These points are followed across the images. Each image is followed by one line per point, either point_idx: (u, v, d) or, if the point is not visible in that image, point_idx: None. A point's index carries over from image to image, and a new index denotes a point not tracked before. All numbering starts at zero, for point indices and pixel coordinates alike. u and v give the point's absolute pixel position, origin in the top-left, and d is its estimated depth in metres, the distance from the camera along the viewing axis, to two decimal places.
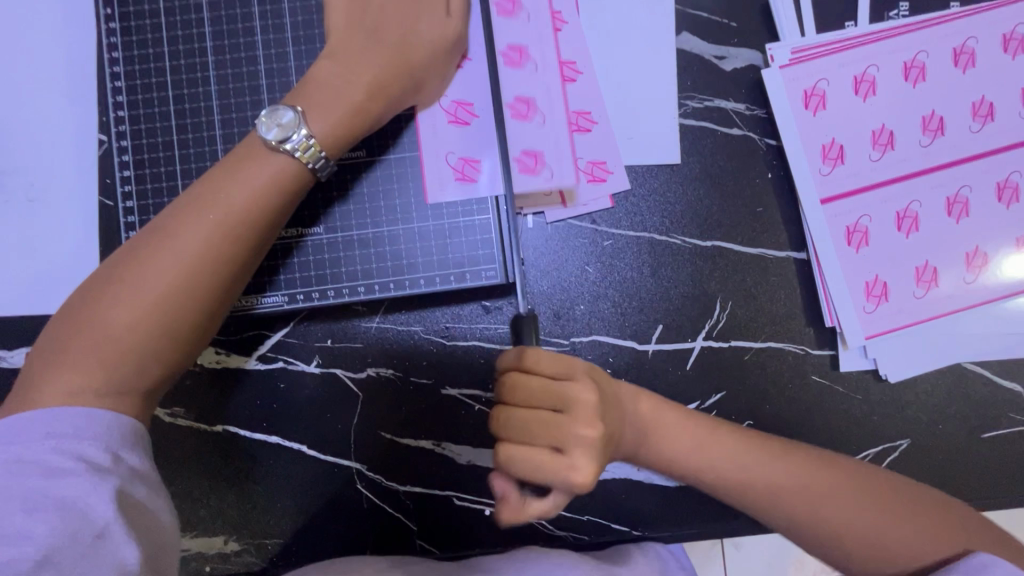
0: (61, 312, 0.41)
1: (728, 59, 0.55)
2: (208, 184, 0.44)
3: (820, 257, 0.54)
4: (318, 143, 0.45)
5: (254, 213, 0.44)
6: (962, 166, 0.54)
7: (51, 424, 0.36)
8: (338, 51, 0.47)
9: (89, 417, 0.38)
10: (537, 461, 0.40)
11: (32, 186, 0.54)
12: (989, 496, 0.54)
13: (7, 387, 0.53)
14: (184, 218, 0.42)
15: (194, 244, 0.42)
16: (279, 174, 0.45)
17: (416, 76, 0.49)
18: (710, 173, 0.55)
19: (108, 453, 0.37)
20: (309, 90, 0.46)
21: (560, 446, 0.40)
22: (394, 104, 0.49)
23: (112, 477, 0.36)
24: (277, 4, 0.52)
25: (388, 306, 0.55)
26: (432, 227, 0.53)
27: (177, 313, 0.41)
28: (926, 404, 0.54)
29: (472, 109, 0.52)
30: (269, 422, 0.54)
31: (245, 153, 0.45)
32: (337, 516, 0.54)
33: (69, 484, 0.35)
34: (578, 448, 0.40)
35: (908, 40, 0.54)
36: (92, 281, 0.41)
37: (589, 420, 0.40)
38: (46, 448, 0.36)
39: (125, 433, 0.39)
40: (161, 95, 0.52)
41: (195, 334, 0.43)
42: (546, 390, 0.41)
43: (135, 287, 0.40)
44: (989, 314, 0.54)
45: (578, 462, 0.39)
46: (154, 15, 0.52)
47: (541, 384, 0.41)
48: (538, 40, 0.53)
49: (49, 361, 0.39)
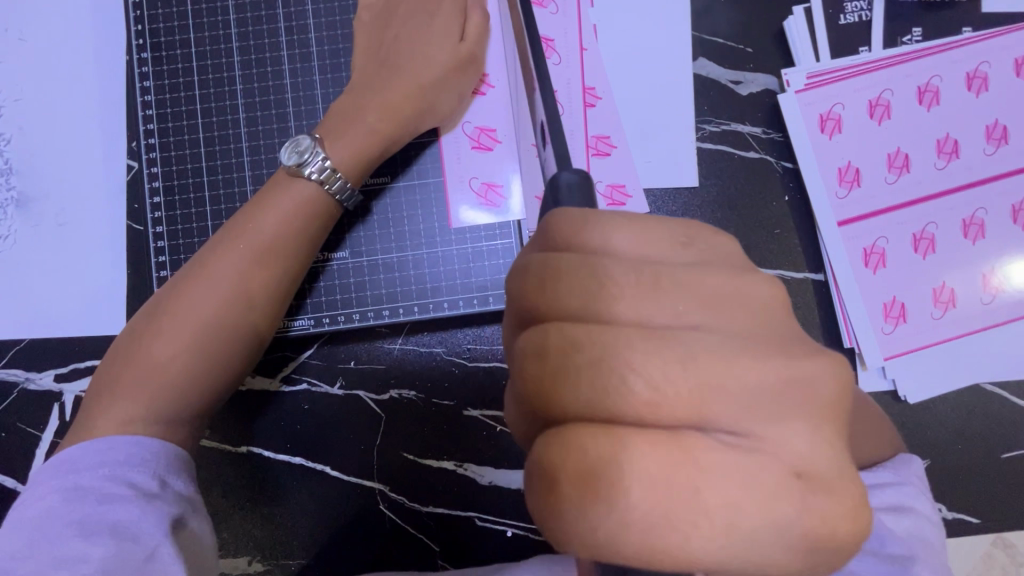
0: (116, 347, 0.46)
1: (743, 84, 0.56)
2: (238, 217, 0.47)
3: (838, 279, 0.54)
4: (334, 166, 0.48)
5: (280, 243, 0.47)
6: (977, 187, 0.55)
7: (104, 452, 0.40)
8: (357, 84, 0.50)
9: (137, 445, 0.41)
10: (687, 448, 0.22)
11: (62, 210, 0.55)
12: (1008, 514, 0.54)
13: (36, 409, 0.54)
14: (218, 251, 0.46)
15: (227, 276, 0.45)
16: (303, 201, 0.47)
17: (430, 98, 0.50)
18: (728, 195, 0.55)
19: (156, 479, 0.40)
20: (331, 120, 0.49)
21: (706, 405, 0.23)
22: (411, 127, 0.50)
23: (161, 503, 0.39)
24: (304, 34, 0.53)
25: (411, 328, 0.55)
26: (455, 252, 0.54)
27: (219, 342, 0.45)
28: (948, 422, 0.54)
29: (495, 135, 0.54)
30: (293, 443, 0.55)
31: (271, 185, 0.48)
32: (361, 536, 0.54)
33: (120, 510, 0.37)
34: (748, 407, 0.23)
35: (923, 65, 0.55)
36: (141, 318, 0.46)
37: (761, 348, 0.24)
38: (100, 476, 0.39)
39: (170, 461, 0.42)
40: (190, 122, 0.53)
41: (235, 359, 0.46)
42: (650, 291, 0.24)
43: (178, 320, 0.44)
44: (1006, 334, 0.55)
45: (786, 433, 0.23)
46: (185, 45, 0.53)
47: (628, 281, 0.24)
48: (568, 85, 0.55)
49: (104, 394, 0.43)
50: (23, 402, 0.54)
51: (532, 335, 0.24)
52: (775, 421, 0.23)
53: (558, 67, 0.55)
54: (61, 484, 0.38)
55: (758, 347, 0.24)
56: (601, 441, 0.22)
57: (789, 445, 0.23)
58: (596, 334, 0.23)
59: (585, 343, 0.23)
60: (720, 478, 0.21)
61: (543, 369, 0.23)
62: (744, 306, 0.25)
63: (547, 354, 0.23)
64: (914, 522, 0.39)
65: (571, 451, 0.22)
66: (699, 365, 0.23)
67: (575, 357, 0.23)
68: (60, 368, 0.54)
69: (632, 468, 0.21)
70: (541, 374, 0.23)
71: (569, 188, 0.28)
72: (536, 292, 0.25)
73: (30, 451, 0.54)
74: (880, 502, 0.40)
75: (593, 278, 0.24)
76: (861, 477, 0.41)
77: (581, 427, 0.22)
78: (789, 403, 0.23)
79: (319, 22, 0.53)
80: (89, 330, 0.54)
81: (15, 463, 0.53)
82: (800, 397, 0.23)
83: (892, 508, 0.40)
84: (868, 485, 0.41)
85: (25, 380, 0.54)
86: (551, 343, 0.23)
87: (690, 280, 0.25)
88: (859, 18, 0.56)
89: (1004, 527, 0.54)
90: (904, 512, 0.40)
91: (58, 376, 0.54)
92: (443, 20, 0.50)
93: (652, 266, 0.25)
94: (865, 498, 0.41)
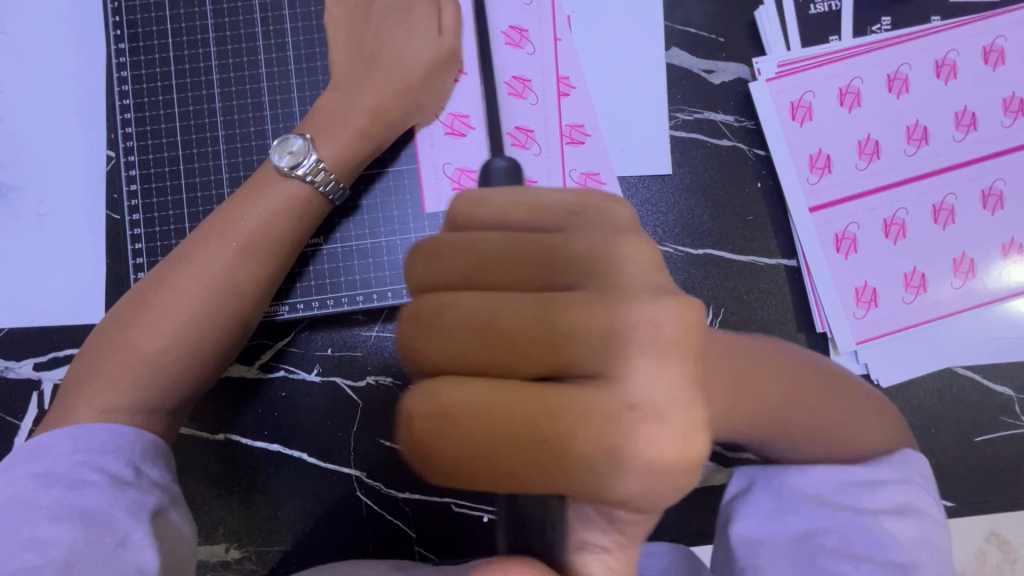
0: (96, 339, 0.46)
1: (716, 73, 0.57)
2: (225, 213, 0.47)
3: (809, 264, 0.55)
4: (327, 167, 0.49)
5: (268, 239, 0.47)
6: (948, 173, 0.55)
7: (78, 440, 0.40)
8: (340, 82, 0.50)
9: (115, 434, 0.41)
10: (549, 390, 0.26)
11: (42, 201, 0.56)
12: (980, 497, 0.54)
13: (15, 397, 0.54)
14: (204, 247, 0.46)
15: (214, 271, 0.45)
16: (293, 201, 0.48)
17: (417, 94, 0.51)
18: (700, 182, 0.56)
19: (130, 467, 0.41)
20: (318, 118, 0.50)
21: (586, 357, 0.27)
22: (398, 126, 0.51)
23: (133, 491, 0.39)
24: (280, 24, 0.54)
25: (387, 315, 0.56)
26: (428, 238, 0.54)
27: (204, 337, 0.45)
28: (921, 406, 0.55)
29: (467, 122, 0.55)
30: (270, 430, 0.55)
31: (257, 181, 0.48)
32: (338, 522, 0.55)
33: (91, 495, 0.37)
34: (628, 358, 0.26)
35: (891, 53, 0.56)
36: (123, 310, 0.46)
37: (637, 298, 0.27)
38: (75, 462, 0.39)
39: (147, 448, 0.42)
40: (166, 111, 0.54)
41: (220, 353, 0.47)
42: (536, 256, 0.28)
43: (162, 312, 0.44)
44: (977, 319, 0.55)
45: (634, 374, 0.26)
46: (162, 37, 0.54)
47: (515, 246, 0.28)
48: (541, 74, 0.56)
49: (84, 386, 0.44)
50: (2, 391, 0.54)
51: (419, 300, 0.28)
52: (637, 370, 0.26)
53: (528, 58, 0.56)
54: (33, 471, 0.38)
55: (646, 297, 0.27)
56: (456, 387, 0.26)
57: (652, 388, 0.26)
58: (465, 297, 0.27)
59: (463, 303, 0.27)
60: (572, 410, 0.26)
61: (436, 332, 0.27)
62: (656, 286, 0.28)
63: (432, 307, 0.28)
64: (916, 524, 0.37)
65: (441, 390, 0.26)
66: (595, 320, 0.27)
67: (458, 313, 0.27)
68: (39, 357, 0.55)
69: (498, 403, 0.25)
70: (419, 332, 0.27)
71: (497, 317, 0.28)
72: (423, 261, 0.29)
73: (7, 439, 0.54)
74: (882, 502, 0.38)
75: (470, 249, 0.29)
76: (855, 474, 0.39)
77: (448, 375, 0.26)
78: (670, 346, 0.27)
79: (294, 12, 0.54)
80: (69, 320, 0.55)
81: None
82: (667, 342, 0.27)
83: (895, 509, 0.38)
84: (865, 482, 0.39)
85: (5, 369, 0.54)
86: (436, 299, 0.28)
87: (583, 245, 0.29)
88: (828, 8, 0.57)
89: (975, 511, 0.55)
90: (907, 514, 0.38)
91: (38, 365, 0.55)
92: (419, 16, 0.51)
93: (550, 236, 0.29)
94: (866, 496, 0.39)
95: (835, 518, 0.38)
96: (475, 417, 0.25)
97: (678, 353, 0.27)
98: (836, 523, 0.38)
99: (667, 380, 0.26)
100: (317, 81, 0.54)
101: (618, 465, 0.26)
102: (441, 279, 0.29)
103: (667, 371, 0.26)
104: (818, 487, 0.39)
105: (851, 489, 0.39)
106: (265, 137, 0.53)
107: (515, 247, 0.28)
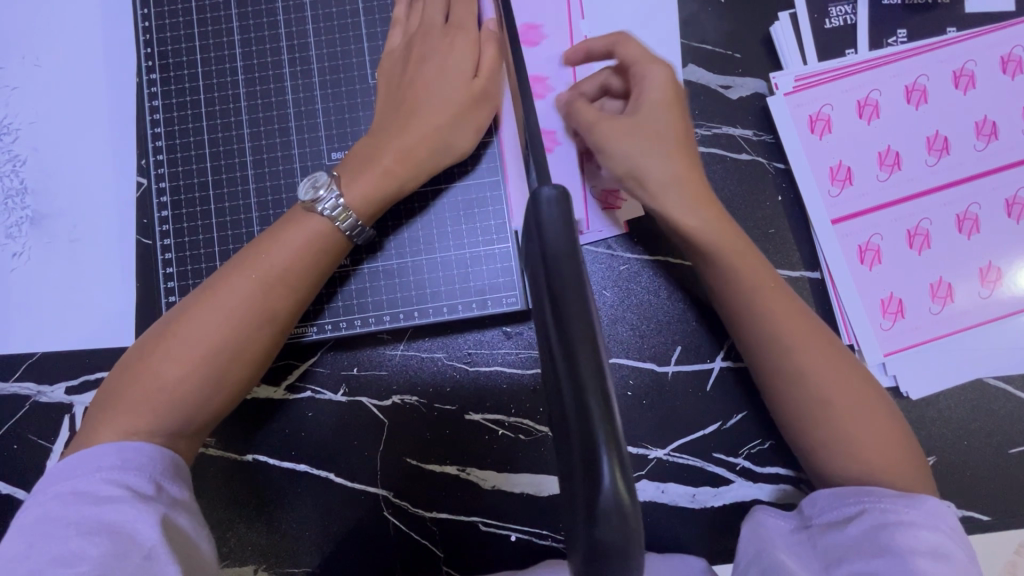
0: (122, 367, 0.46)
1: (733, 88, 0.57)
2: (253, 246, 0.48)
3: (833, 276, 0.55)
4: (349, 206, 0.48)
5: (289, 274, 0.47)
6: (972, 182, 0.55)
7: (99, 459, 0.40)
8: (377, 127, 0.51)
9: (136, 450, 0.41)
10: (617, 126, 0.49)
11: (74, 227, 0.57)
12: (1017, 511, 0.53)
13: (47, 421, 0.55)
14: (229, 278, 0.46)
15: (237, 300, 0.46)
16: (317, 236, 0.48)
17: (448, 137, 0.50)
18: (721, 197, 0.56)
19: (152, 483, 0.41)
20: (351, 160, 0.50)
21: (641, 86, 0.49)
22: (429, 167, 0.51)
23: (157, 505, 0.40)
24: (306, 51, 0.55)
25: (412, 333, 0.56)
26: (453, 257, 0.55)
27: (227, 365, 0.45)
28: (953, 418, 0.54)
29: (555, 138, 0.57)
30: (298, 451, 0.55)
31: (287, 219, 0.49)
32: (366, 543, 0.55)
33: (118, 510, 0.38)
34: (643, 89, 0.49)
35: (909, 65, 0.56)
36: (148, 340, 0.46)
37: (659, 82, 0.49)
38: (99, 479, 0.39)
39: (167, 465, 0.42)
40: (196, 138, 0.55)
41: (244, 379, 0.47)
42: (631, 62, 0.50)
43: (186, 341, 0.45)
44: (1007, 329, 0.55)
45: (647, 84, 0.49)
46: (192, 66, 0.55)
47: (626, 55, 0.50)
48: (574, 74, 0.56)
49: (108, 411, 0.44)
50: (34, 416, 0.55)
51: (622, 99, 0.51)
52: (647, 94, 0.49)
53: (574, 76, 0.57)
54: (60, 490, 0.39)
55: (656, 70, 0.49)
56: (612, 127, 0.49)
57: (648, 109, 0.48)
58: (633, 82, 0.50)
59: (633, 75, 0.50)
60: (621, 131, 0.48)
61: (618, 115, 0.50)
62: (669, 85, 0.49)
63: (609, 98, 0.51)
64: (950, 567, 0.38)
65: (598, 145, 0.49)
66: (640, 89, 0.49)
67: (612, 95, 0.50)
68: (71, 381, 0.56)
69: (602, 131, 0.49)
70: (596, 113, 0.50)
71: (551, 201, 0.24)
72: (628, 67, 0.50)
73: (39, 463, 0.55)
74: (920, 545, 0.38)
75: (625, 50, 0.50)
76: (884, 519, 0.40)
77: (606, 136, 0.49)
78: (667, 104, 0.49)
79: (320, 40, 0.55)
80: (99, 344, 0.56)
81: (30, 474, 0.55)
82: (664, 84, 0.49)
83: (930, 552, 0.38)
84: (894, 524, 0.40)
85: (38, 393, 0.55)
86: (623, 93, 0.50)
87: (634, 53, 0.50)
88: (843, 22, 0.57)
89: (1016, 526, 0.53)
90: (941, 558, 0.38)
91: (70, 389, 0.55)
92: (456, 57, 0.51)
93: (622, 40, 0.51)
94: (902, 537, 0.39)
95: (874, 562, 0.39)
96: (625, 144, 0.48)
97: (667, 110, 0.49)
98: (869, 567, 0.39)
99: (653, 97, 0.48)
100: (343, 105, 0.55)
101: (660, 162, 0.48)
102: (639, 69, 0.49)
103: (657, 101, 0.48)
104: (861, 534, 0.40)
105: (880, 532, 0.40)
106: (292, 161, 0.55)
107: (623, 52, 0.50)
